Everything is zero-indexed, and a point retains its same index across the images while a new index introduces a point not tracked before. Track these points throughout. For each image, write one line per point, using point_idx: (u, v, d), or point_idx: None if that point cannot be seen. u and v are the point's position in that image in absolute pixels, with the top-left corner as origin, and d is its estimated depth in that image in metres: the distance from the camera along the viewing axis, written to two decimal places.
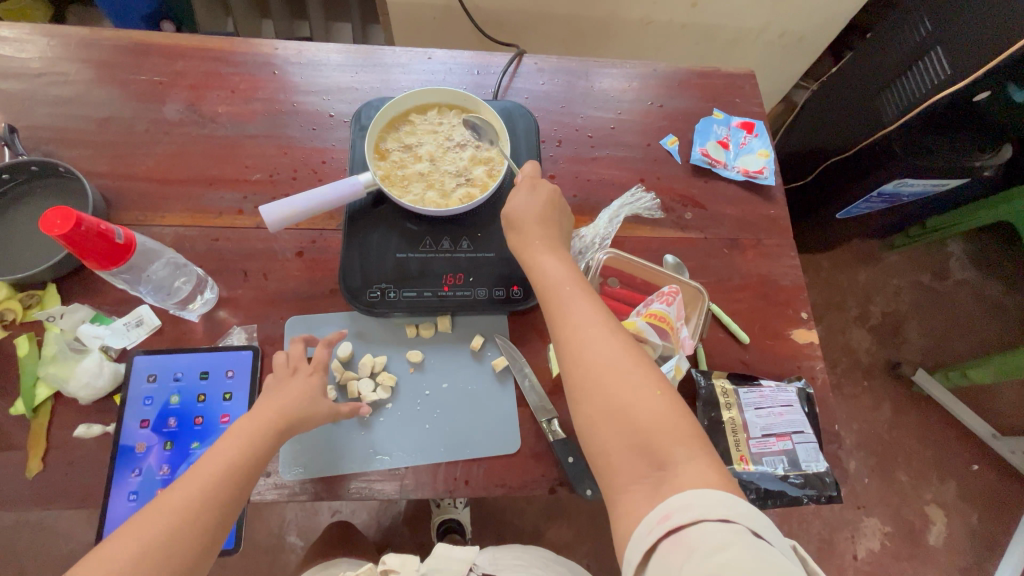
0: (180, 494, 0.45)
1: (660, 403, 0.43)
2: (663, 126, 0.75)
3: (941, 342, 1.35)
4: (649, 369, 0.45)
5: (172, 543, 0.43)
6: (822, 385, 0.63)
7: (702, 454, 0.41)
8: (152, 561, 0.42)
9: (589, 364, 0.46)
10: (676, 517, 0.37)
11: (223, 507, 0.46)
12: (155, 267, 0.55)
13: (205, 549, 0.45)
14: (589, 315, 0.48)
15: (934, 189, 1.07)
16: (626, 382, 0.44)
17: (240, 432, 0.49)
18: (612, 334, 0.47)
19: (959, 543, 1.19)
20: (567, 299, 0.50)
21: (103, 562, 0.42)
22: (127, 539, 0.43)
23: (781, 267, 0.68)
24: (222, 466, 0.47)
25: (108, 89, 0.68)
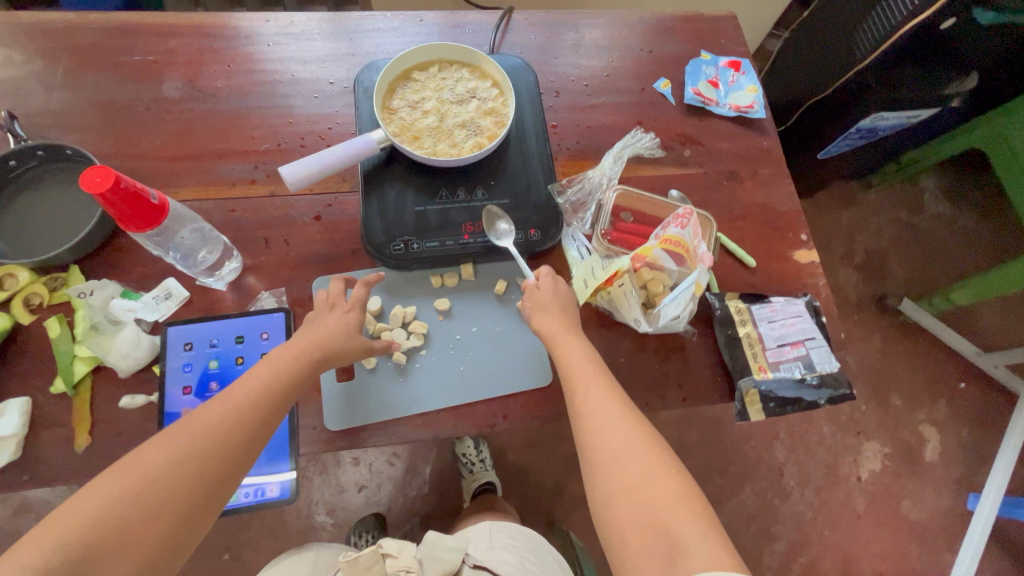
0: (211, 413, 0.47)
1: (675, 486, 0.46)
2: (654, 71, 0.77)
3: (923, 272, 1.41)
4: (661, 453, 0.49)
5: (201, 460, 0.45)
6: (826, 298, 0.67)
7: (715, 533, 0.43)
8: (181, 474, 0.44)
9: (606, 446, 0.49)
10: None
11: (251, 431, 0.48)
12: (184, 233, 0.57)
13: (230, 473, 0.46)
14: (608, 396, 0.52)
15: (909, 120, 1.12)
16: (643, 466, 0.48)
17: (270, 363, 0.52)
18: (628, 420, 0.51)
19: (953, 457, 1.27)
20: (585, 381, 0.53)
21: (134, 468, 0.43)
22: (161, 447, 0.44)
23: (778, 194, 0.72)
24: (253, 391, 0.49)
25: (101, 72, 0.68)
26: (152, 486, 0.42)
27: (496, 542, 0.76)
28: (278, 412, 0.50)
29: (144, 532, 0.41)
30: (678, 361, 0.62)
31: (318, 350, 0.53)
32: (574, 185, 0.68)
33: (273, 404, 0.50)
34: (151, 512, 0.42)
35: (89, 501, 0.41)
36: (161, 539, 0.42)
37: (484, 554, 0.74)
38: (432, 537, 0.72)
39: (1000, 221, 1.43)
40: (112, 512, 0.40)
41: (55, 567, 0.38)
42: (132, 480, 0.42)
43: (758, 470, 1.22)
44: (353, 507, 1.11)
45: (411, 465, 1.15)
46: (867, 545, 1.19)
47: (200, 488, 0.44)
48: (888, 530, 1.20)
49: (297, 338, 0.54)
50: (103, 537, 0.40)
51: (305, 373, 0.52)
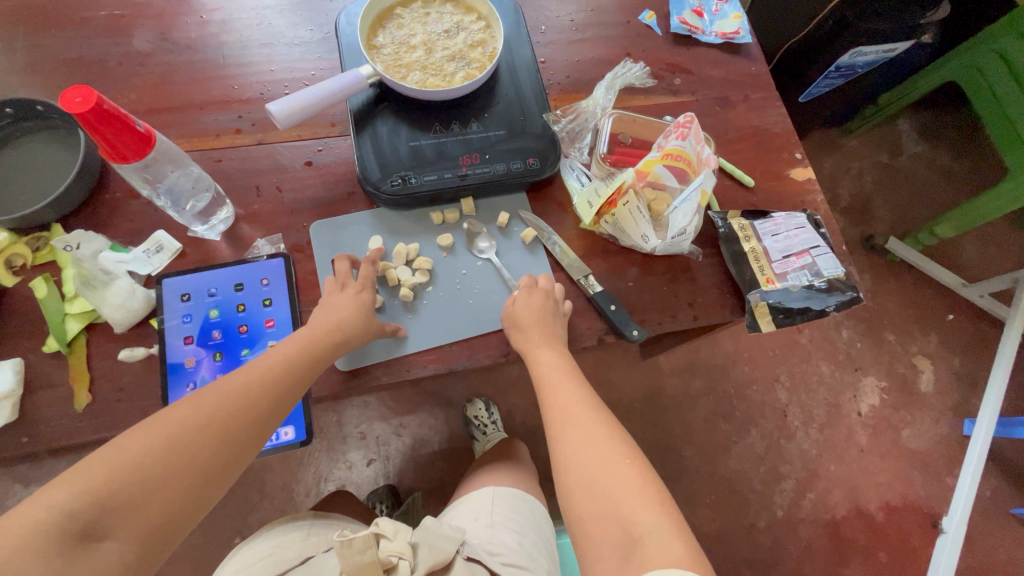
0: (237, 382, 0.46)
1: (636, 479, 0.46)
2: (638, 3, 0.76)
3: (906, 211, 1.44)
4: (626, 450, 0.49)
5: (225, 427, 0.44)
6: (826, 213, 0.67)
7: (672, 525, 0.42)
8: (207, 437, 0.43)
9: (572, 444, 0.50)
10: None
11: (275, 401, 0.48)
12: (173, 176, 0.53)
13: (251, 443, 0.46)
14: (577, 397, 0.53)
15: (886, 55, 1.13)
16: (606, 460, 0.48)
17: (299, 335, 0.51)
18: (595, 419, 0.51)
19: (947, 386, 1.30)
20: (556, 386, 0.54)
21: (163, 425, 0.42)
22: (189, 409, 0.44)
23: (771, 116, 0.72)
24: (280, 361, 0.49)
25: (66, 29, 0.64)
26: (178, 445, 0.42)
27: (495, 522, 0.75)
28: (304, 386, 0.50)
29: (166, 489, 0.40)
30: (687, 281, 0.61)
31: (342, 324, 0.52)
32: (568, 116, 0.67)
33: (299, 380, 0.49)
34: (175, 469, 0.41)
35: (119, 451, 0.40)
36: (180, 499, 0.41)
37: (482, 535, 0.73)
38: (429, 522, 0.68)
39: (976, 156, 1.46)
40: (138, 465, 0.40)
41: (83, 509, 0.37)
42: (160, 436, 0.41)
43: (762, 413, 1.24)
44: (364, 480, 1.10)
45: (419, 434, 1.13)
46: (871, 476, 1.22)
47: (221, 454, 0.44)
48: (891, 460, 1.23)
49: (319, 313, 0.53)
50: (129, 488, 0.39)
51: (333, 349, 0.52)
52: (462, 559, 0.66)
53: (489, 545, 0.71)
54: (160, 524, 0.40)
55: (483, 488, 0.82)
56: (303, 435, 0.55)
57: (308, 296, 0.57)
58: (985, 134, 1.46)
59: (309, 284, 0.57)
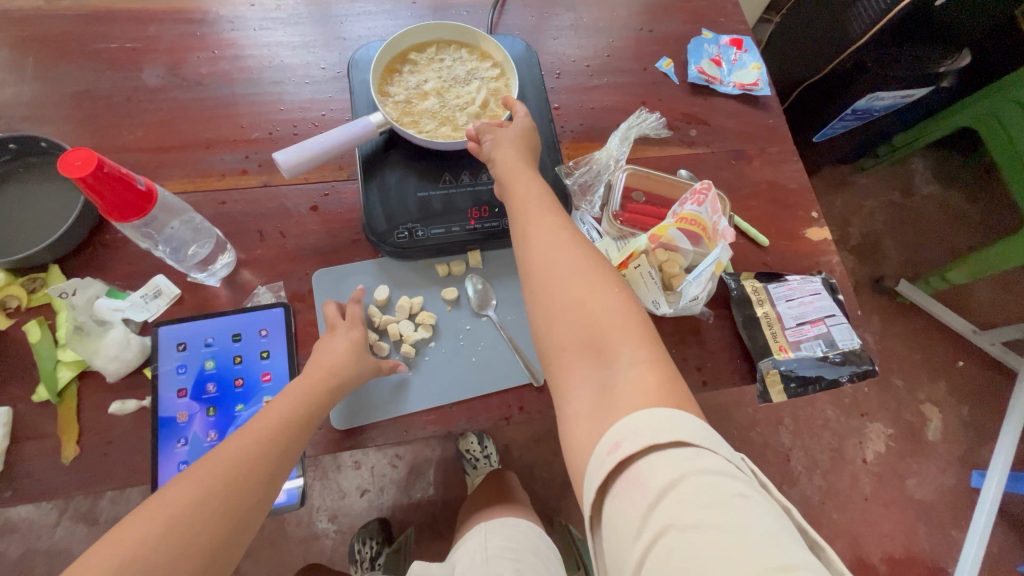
0: (233, 449, 0.44)
1: (617, 306, 0.43)
2: (655, 50, 0.75)
3: (918, 253, 1.42)
4: (607, 273, 0.46)
5: (225, 499, 0.42)
6: (841, 276, 0.65)
7: (649, 357, 0.41)
8: (208, 511, 0.40)
9: (550, 265, 0.47)
10: (627, 444, 0.35)
11: (274, 464, 0.45)
12: (174, 226, 0.53)
13: (256, 510, 0.44)
14: (557, 223, 0.49)
15: (903, 100, 1.12)
16: (585, 283, 0.45)
17: (289, 392, 0.49)
18: (575, 243, 0.48)
19: (955, 434, 1.28)
20: (536, 215, 0.50)
21: (159, 509, 0.40)
22: (185, 486, 0.41)
23: (787, 172, 0.70)
24: (275, 421, 0.47)
25: (74, 62, 0.64)
26: (178, 527, 0.39)
27: (490, 555, 0.71)
28: (302, 444, 0.48)
29: (170, 575, 0.38)
30: (696, 344, 0.60)
31: (336, 381, 0.50)
32: (580, 167, 0.65)
33: (295, 437, 0.47)
34: (178, 552, 0.38)
35: (114, 546, 0.37)
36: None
37: (477, 570, 0.68)
38: (417, 568, 0.67)
39: (989, 200, 1.44)
40: (135, 556, 0.37)
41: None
42: (157, 521, 0.39)
43: (765, 456, 1.22)
44: (356, 512, 1.08)
45: (414, 466, 1.11)
46: (875, 527, 1.19)
47: (226, 528, 0.41)
48: (895, 510, 1.21)
49: (315, 363, 0.51)
50: None
51: (327, 404, 0.50)
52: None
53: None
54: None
55: (475, 527, 0.80)
56: (295, 473, 0.53)
57: (306, 349, 0.55)
58: (999, 178, 1.44)
59: (308, 335, 0.56)
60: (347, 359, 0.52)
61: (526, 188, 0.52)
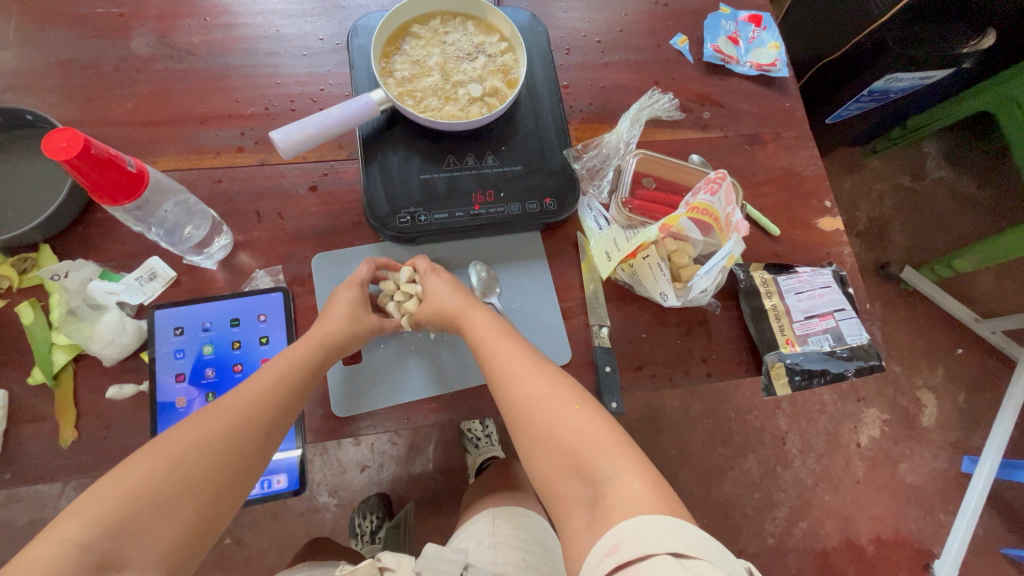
0: (237, 399, 0.45)
1: (589, 424, 0.45)
2: (671, 26, 0.71)
3: (925, 239, 1.40)
4: (569, 391, 0.48)
5: (230, 445, 0.43)
6: (852, 268, 0.64)
7: (632, 464, 0.42)
8: (211, 454, 0.41)
9: (516, 400, 0.48)
10: (624, 550, 0.36)
11: (275, 412, 0.46)
12: (167, 207, 0.51)
13: (256, 457, 0.44)
14: (513, 351, 0.50)
15: (922, 82, 1.08)
16: (554, 411, 0.46)
17: (290, 351, 0.50)
18: (534, 366, 0.49)
19: (949, 421, 1.29)
20: (491, 345, 0.51)
21: (164, 448, 0.40)
22: (188, 429, 0.42)
23: (802, 158, 0.68)
24: (274, 375, 0.47)
25: (59, 26, 0.60)
26: (183, 465, 0.40)
27: (498, 541, 0.73)
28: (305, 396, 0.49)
29: (178, 507, 0.38)
30: (702, 336, 0.59)
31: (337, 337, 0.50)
32: (590, 151, 0.63)
33: (298, 390, 0.48)
34: (186, 487, 0.39)
35: (118, 479, 0.37)
36: (194, 517, 0.39)
37: (484, 558, 0.71)
38: (432, 548, 0.69)
39: (1001, 186, 1.42)
40: (145, 490, 0.37)
41: (98, 539, 0.34)
42: (164, 459, 0.39)
43: (761, 439, 1.23)
44: (357, 487, 1.09)
45: (414, 443, 1.12)
46: (865, 509, 1.21)
47: (230, 471, 0.42)
48: (885, 494, 1.23)
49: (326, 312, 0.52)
50: (139, 512, 0.37)
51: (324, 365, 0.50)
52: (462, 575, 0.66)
53: (493, 566, 0.69)
54: (178, 546, 0.38)
55: (487, 508, 0.80)
56: (295, 469, 0.52)
57: (306, 333, 0.55)
58: (1012, 164, 1.41)
59: (308, 320, 0.55)
60: (337, 347, 0.51)
61: (480, 316, 0.53)
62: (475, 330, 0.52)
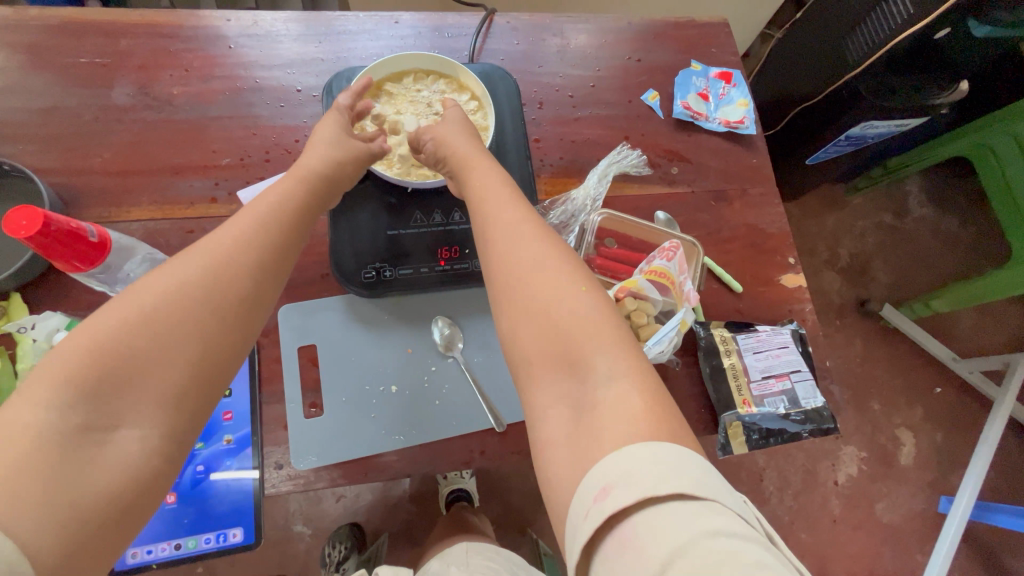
0: (208, 249, 0.40)
1: (591, 309, 0.40)
2: (642, 82, 0.73)
3: (906, 277, 1.42)
4: (576, 269, 0.43)
5: (208, 290, 0.38)
6: (813, 325, 0.65)
7: (629, 367, 0.38)
8: (184, 312, 0.36)
9: (516, 265, 0.43)
10: (618, 493, 0.31)
11: (254, 278, 0.40)
12: (131, 264, 0.52)
13: (240, 321, 0.39)
14: (522, 218, 0.46)
15: (897, 129, 1.10)
16: (554, 286, 0.41)
17: (262, 200, 0.45)
18: (541, 239, 0.44)
19: (927, 459, 1.29)
20: (500, 213, 0.46)
21: (135, 298, 0.35)
22: (160, 279, 0.37)
23: (767, 215, 0.69)
24: (248, 236, 0.42)
25: (44, 75, 0.62)
26: (150, 323, 0.35)
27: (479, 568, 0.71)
28: (286, 264, 0.44)
29: (161, 359, 0.35)
30: None
31: (317, 169, 0.50)
32: (557, 206, 0.65)
33: (272, 246, 0.43)
34: (162, 340, 0.35)
35: (81, 342, 0.33)
36: (185, 371, 0.35)
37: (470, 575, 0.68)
38: None
39: (980, 226, 1.44)
40: (108, 352, 0.33)
41: (78, 400, 0.32)
42: (131, 314, 0.35)
43: (739, 475, 1.23)
44: (331, 516, 1.09)
45: None
46: (842, 548, 1.21)
47: (209, 317, 0.37)
48: (862, 532, 1.23)
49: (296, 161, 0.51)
50: (102, 379, 0.33)
51: (292, 213, 0.45)
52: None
53: None
54: (171, 398, 0.35)
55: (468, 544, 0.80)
56: (251, 522, 0.54)
57: (270, 385, 0.56)
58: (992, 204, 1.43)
59: (272, 371, 0.56)
60: (298, 207, 0.46)
61: (485, 185, 0.49)
62: (484, 205, 0.48)
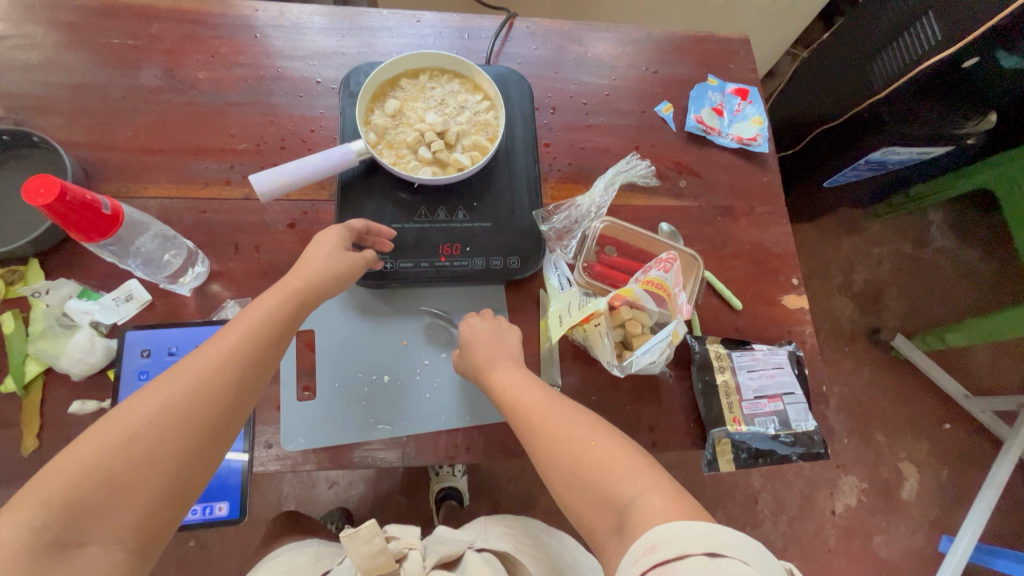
0: (195, 367, 0.42)
1: (610, 453, 0.44)
2: (657, 93, 0.73)
3: (921, 308, 1.38)
4: (590, 423, 0.47)
5: (188, 423, 0.40)
6: (811, 348, 0.64)
7: (654, 483, 0.40)
8: (162, 433, 0.39)
9: (539, 440, 0.47)
10: (662, 550, 0.34)
11: (232, 393, 0.43)
12: (143, 239, 0.55)
13: (215, 438, 0.42)
14: (534, 395, 0.50)
15: (920, 156, 1.08)
16: (573, 444, 0.45)
17: (256, 307, 0.48)
18: (552, 404, 0.49)
19: (930, 496, 1.26)
20: (513, 386, 0.51)
21: (119, 420, 0.39)
22: (145, 401, 0.40)
23: (773, 234, 0.69)
24: (231, 349, 0.44)
25: (79, 53, 0.65)
26: (129, 447, 0.38)
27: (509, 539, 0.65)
28: (266, 371, 0.46)
29: (133, 485, 0.37)
30: (651, 404, 0.60)
31: (312, 283, 0.51)
32: (560, 212, 0.65)
33: (258, 359, 0.45)
34: (145, 466, 0.38)
35: (67, 459, 0.37)
36: (156, 489, 0.38)
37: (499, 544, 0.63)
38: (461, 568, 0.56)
39: (1002, 262, 1.40)
40: (91, 474, 0.37)
41: (51, 521, 0.35)
42: (114, 435, 0.38)
43: (734, 496, 1.22)
44: (322, 502, 1.11)
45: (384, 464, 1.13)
46: None
47: (187, 452, 0.40)
48: (857, 565, 1.20)
49: (297, 266, 0.52)
50: (82, 498, 0.36)
51: (280, 333, 0.47)
52: (475, 553, 0.60)
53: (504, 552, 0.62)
54: (143, 515, 0.38)
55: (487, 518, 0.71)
56: (238, 499, 0.54)
57: None
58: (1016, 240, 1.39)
59: None
60: (289, 314, 0.48)
61: (496, 363, 0.54)
62: (497, 386, 0.52)
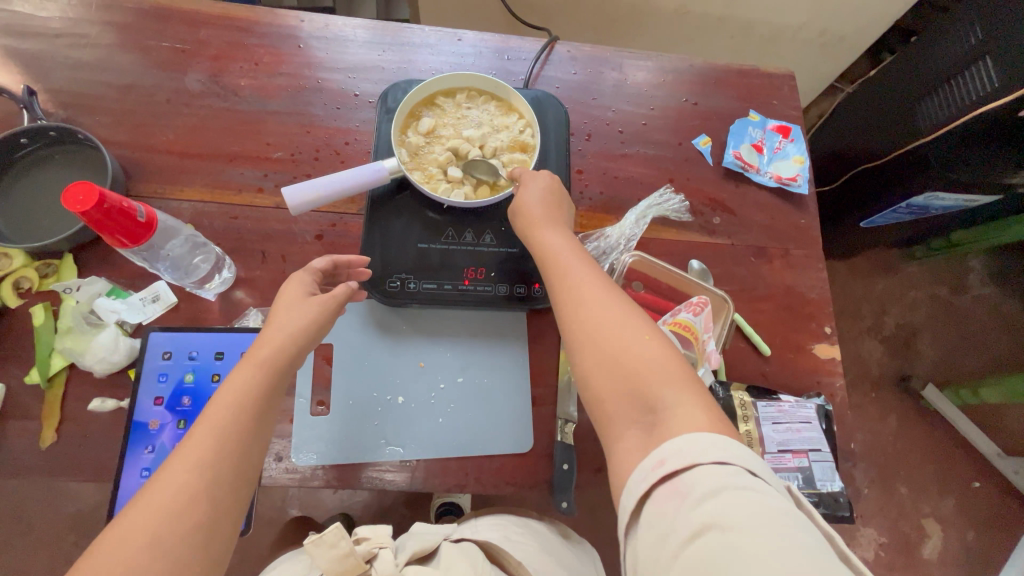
0: (176, 471, 0.40)
1: (661, 356, 0.43)
2: (695, 125, 0.72)
3: (955, 358, 1.33)
4: (643, 320, 0.46)
5: (178, 533, 0.38)
6: (841, 402, 0.62)
7: (698, 401, 0.41)
8: (157, 547, 0.37)
9: (584, 319, 0.46)
10: (672, 462, 0.37)
11: (222, 484, 0.41)
12: (173, 243, 0.55)
13: (218, 530, 0.40)
14: (589, 276, 0.49)
15: (966, 203, 1.03)
16: (623, 334, 0.45)
17: (231, 385, 0.44)
18: (607, 289, 0.48)
19: (954, 557, 1.20)
20: (569, 261, 0.51)
21: (111, 550, 0.37)
22: (131, 523, 0.38)
23: (808, 279, 0.66)
24: (212, 441, 0.41)
25: (129, 55, 0.66)
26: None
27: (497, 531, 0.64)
28: (254, 447, 0.44)
29: None
30: None
31: (294, 342, 0.48)
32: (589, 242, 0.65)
33: (241, 440, 0.43)
34: None
35: None
36: None
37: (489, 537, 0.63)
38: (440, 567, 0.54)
39: None
40: None
41: None
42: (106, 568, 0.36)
43: None
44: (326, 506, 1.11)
45: None
46: None
47: (194, 553, 0.38)
48: None
49: (271, 322, 0.48)
50: None
51: (263, 406, 0.45)
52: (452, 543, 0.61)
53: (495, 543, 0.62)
54: None
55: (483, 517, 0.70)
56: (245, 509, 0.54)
57: None
58: None
59: None
60: (269, 386, 0.45)
61: (557, 237, 0.53)
62: (553, 256, 0.52)
